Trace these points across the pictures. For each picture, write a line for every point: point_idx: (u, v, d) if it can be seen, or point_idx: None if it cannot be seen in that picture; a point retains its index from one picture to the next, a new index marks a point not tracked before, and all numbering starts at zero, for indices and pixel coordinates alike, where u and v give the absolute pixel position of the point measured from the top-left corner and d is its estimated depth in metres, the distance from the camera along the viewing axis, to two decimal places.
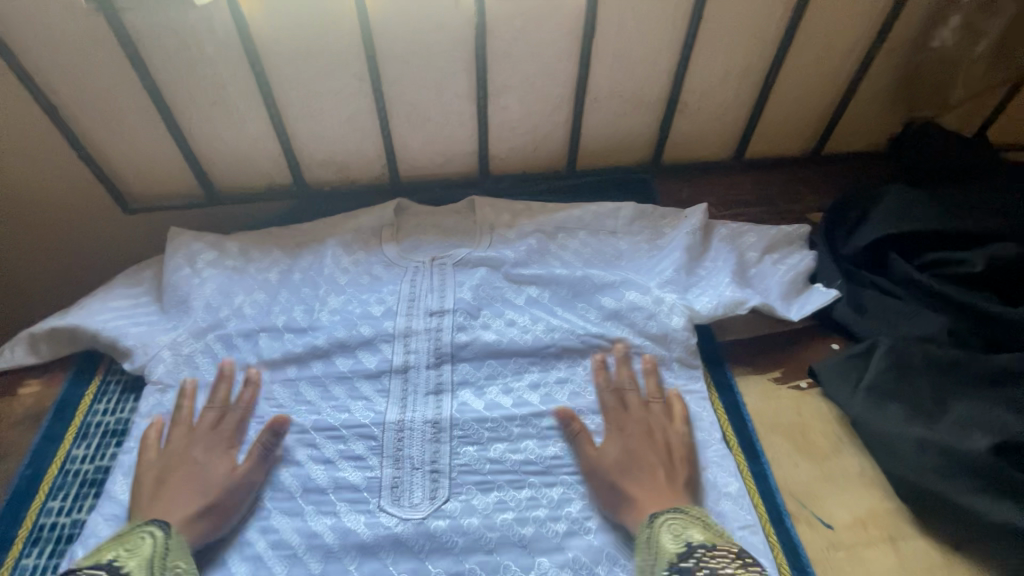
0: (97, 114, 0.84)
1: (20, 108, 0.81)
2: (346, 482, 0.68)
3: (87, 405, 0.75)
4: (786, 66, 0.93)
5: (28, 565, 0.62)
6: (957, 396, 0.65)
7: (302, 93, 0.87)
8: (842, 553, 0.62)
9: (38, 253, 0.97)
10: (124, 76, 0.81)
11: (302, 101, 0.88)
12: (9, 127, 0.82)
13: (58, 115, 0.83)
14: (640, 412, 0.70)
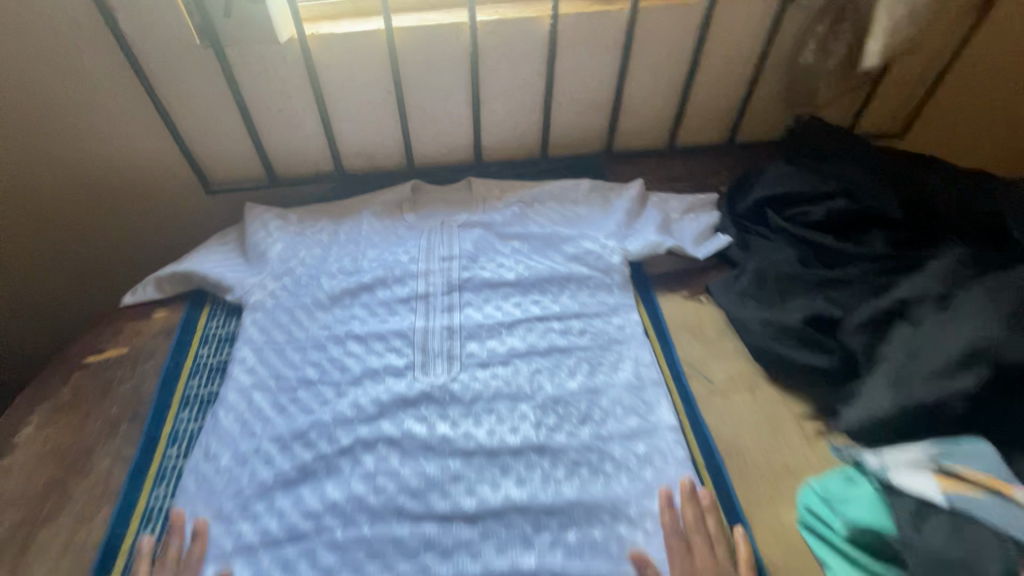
0: (197, 119, 1.16)
1: (145, 114, 1.13)
2: (389, 362, 0.97)
3: (205, 322, 1.05)
4: (698, 78, 1.28)
5: (186, 416, 0.90)
6: (792, 294, 0.97)
7: (345, 102, 1.19)
8: (716, 395, 0.94)
9: (143, 220, 1.29)
10: (220, 92, 1.13)
11: (344, 108, 1.20)
12: (135, 127, 1.14)
13: (170, 120, 1.14)
14: (708, 556, 0.74)
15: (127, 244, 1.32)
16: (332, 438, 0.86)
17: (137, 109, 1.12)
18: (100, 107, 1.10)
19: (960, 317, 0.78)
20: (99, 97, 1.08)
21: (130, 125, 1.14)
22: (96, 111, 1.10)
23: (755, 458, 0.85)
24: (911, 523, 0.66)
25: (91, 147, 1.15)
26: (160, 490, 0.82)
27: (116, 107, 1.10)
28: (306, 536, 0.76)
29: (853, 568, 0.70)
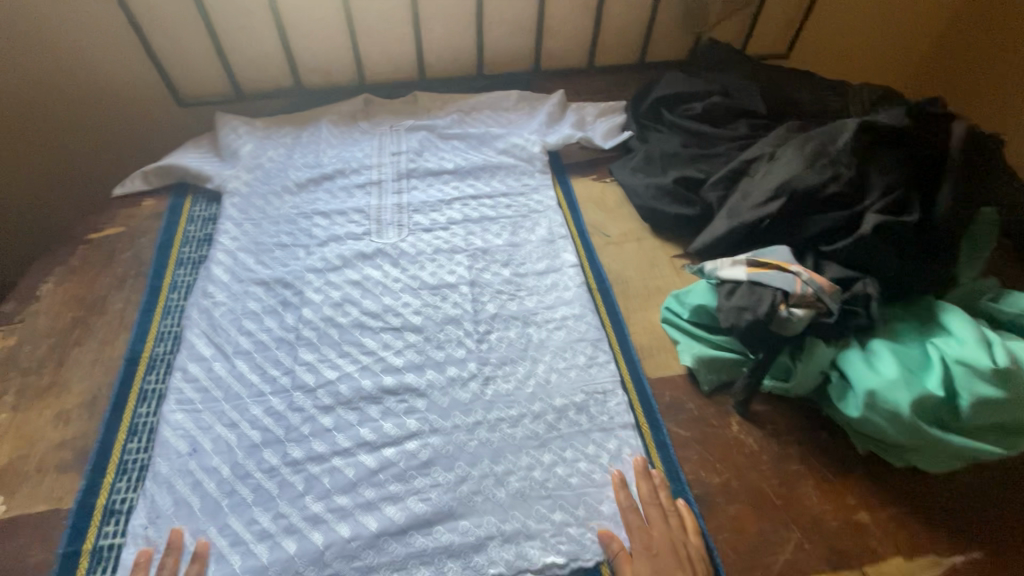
0: (166, 34, 1.31)
1: (118, 28, 1.27)
2: (350, 231, 1.19)
3: (190, 207, 1.24)
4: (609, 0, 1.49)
5: (182, 273, 1.11)
6: (671, 167, 1.23)
7: (299, 20, 1.36)
8: (612, 245, 1.19)
9: (119, 133, 1.43)
10: (186, 8, 1.28)
11: (299, 26, 1.37)
12: (110, 41, 1.29)
13: (142, 34, 1.29)
14: (664, 528, 0.78)
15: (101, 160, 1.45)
16: (306, 281, 1.09)
17: (111, 24, 1.26)
18: (78, 21, 1.24)
19: (777, 165, 1.05)
20: (76, 11, 1.23)
21: (105, 39, 1.28)
22: (74, 24, 1.24)
23: (635, 284, 1.12)
24: (725, 295, 0.94)
25: (70, 60, 1.29)
26: (168, 321, 1.03)
27: (92, 21, 1.25)
28: (290, 343, 1.00)
29: (692, 339, 0.99)
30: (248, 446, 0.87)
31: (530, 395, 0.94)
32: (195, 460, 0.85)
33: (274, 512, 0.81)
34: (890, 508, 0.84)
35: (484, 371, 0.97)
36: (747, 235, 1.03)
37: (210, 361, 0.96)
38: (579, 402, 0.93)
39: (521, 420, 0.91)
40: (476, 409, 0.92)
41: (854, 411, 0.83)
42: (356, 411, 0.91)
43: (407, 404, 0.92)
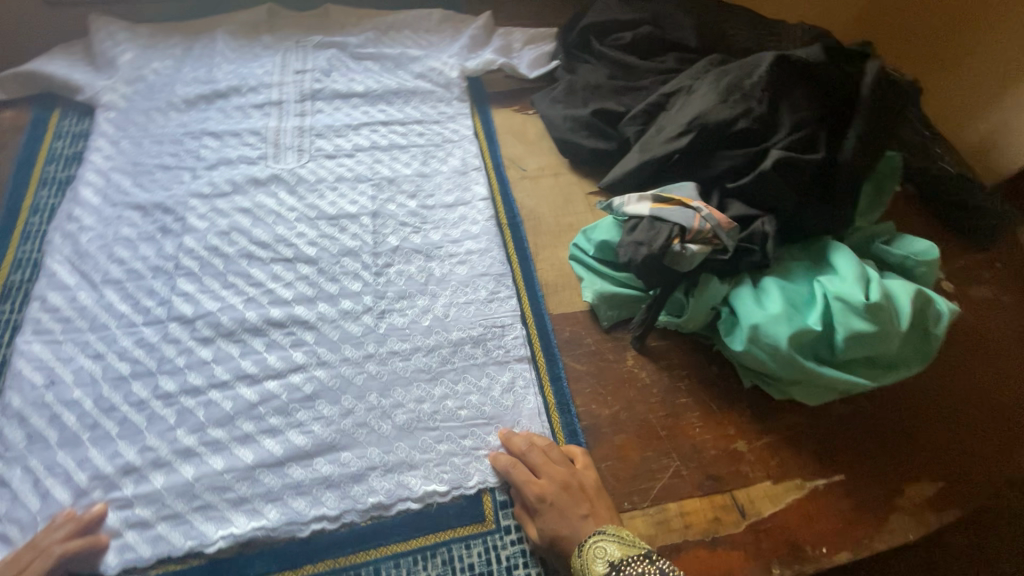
0: None
1: None
2: (243, 155, 1.08)
3: (57, 120, 1.10)
4: None
5: (45, 194, 0.99)
6: (592, 99, 1.17)
7: None
8: (527, 180, 1.15)
9: None
10: None
11: None
12: None
13: None
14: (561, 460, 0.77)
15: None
16: (189, 207, 1.00)
17: None
18: None
19: (694, 98, 1.02)
20: None
21: None
22: None
23: (547, 220, 1.09)
24: (628, 231, 0.92)
25: None
26: (27, 246, 0.93)
27: None
28: (166, 273, 0.92)
29: (595, 276, 0.98)
30: (115, 378, 0.81)
31: (426, 330, 0.91)
32: (52, 394, 0.79)
33: (140, 445, 0.76)
34: (765, 437, 0.87)
35: (380, 305, 0.93)
36: (657, 170, 1.00)
37: (73, 290, 0.88)
38: (474, 336, 0.91)
39: (415, 352, 0.88)
40: (368, 344, 0.88)
41: (738, 345, 0.84)
42: (238, 344, 0.86)
43: (294, 336, 0.88)
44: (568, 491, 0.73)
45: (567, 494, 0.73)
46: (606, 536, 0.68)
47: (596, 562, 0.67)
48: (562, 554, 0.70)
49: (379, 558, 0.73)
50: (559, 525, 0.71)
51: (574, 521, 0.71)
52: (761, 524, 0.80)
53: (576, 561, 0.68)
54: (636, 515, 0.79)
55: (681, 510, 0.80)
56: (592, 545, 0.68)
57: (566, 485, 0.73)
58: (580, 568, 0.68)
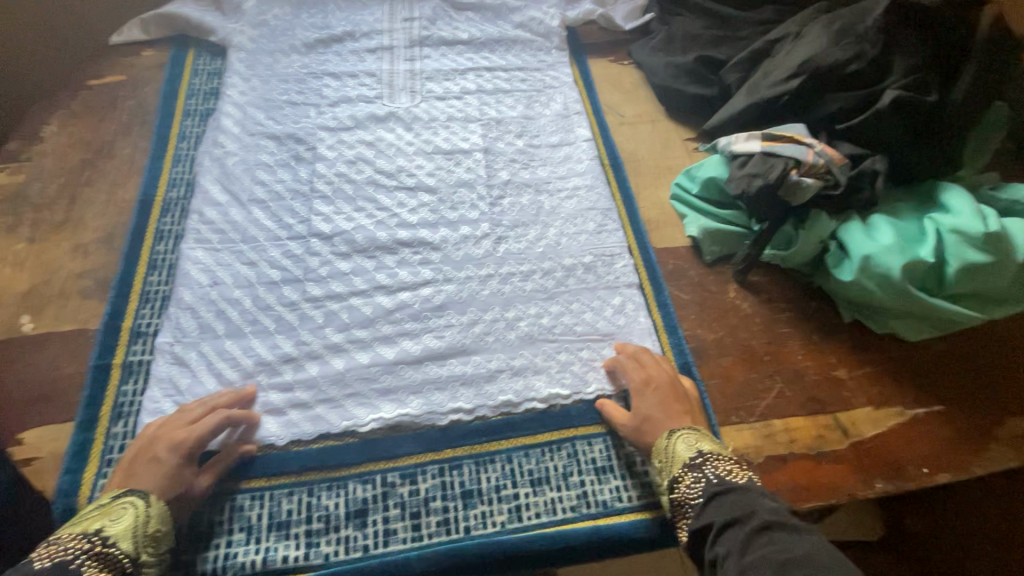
0: None
1: None
2: (362, 94, 1.16)
3: (193, 59, 1.19)
4: None
5: (190, 124, 1.09)
6: (694, 47, 1.20)
7: None
8: (625, 125, 1.19)
9: None
10: None
11: None
12: None
13: None
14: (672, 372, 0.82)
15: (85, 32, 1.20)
16: (318, 138, 1.08)
17: None
18: None
19: (804, 42, 1.03)
20: None
21: None
22: None
23: (647, 162, 1.13)
24: (738, 167, 0.95)
25: None
26: (179, 168, 1.03)
27: None
28: (303, 195, 1.00)
29: (699, 214, 1.02)
30: (267, 282, 0.90)
31: (540, 255, 0.97)
32: (216, 293, 0.88)
33: (295, 339, 0.85)
34: (866, 367, 0.91)
35: (496, 232, 0.99)
36: (764, 112, 1.02)
37: (224, 206, 0.97)
38: (583, 262, 0.97)
39: (532, 273, 0.95)
40: (488, 265, 0.95)
41: (847, 275, 0.88)
42: (372, 259, 0.94)
43: (420, 254, 0.95)
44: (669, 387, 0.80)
45: (669, 390, 0.79)
46: (696, 432, 0.75)
47: (682, 447, 0.73)
48: (645, 436, 0.77)
49: (510, 447, 0.80)
50: (654, 409, 0.78)
51: (669, 413, 0.77)
52: (862, 444, 0.84)
53: (662, 441, 0.75)
54: (743, 427, 0.84)
55: (785, 426, 0.85)
56: (682, 433, 0.75)
57: (672, 382, 0.80)
58: (665, 445, 0.74)
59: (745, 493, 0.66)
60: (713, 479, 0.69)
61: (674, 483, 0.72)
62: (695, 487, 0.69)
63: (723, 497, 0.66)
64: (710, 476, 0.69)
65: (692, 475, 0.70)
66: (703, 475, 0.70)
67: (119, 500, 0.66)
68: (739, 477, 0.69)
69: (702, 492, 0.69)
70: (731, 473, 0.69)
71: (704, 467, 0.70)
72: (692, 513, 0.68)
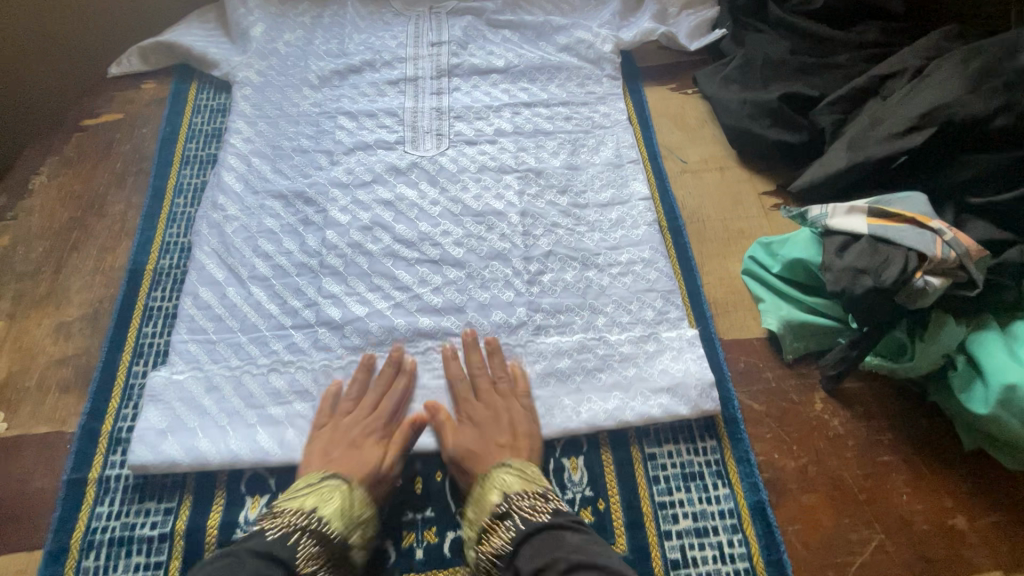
0: None
1: None
2: (382, 139, 1.00)
3: (195, 94, 1.06)
4: None
5: (188, 174, 0.97)
6: (779, 79, 0.98)
7: None
8: (688, 174, 1.00)
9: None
10: None
11: None
12: None
13: None
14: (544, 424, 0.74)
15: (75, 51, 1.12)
16: (330, 198, 0.94)
17: None
18: None
19: (927, 84, 0.81)
20: None
21: None
22: None
23: (714, 224, 0.94)
24: (836, 250, 0.76)
25: None
26: (173, 229, 0.91)
27: None
28: (310, 269, 0.87)
29: (779, 298, 0.83)
30: (261, 412, 0.75)
31: (590, 372, 0.78)
32: (199, 430, 0.73)
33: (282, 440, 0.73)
34: (993, 515, 0.71)
35: (536, 342, 0.81)
36: (870, 176, 0.82)
37: (223, 284, 0.84)
38: (636, 376, 0.78)
39: (585, 401, 0.76)
40: (532, 397, 0.77)
41: (980, 407, 0.68)
42: (393, 360, 0.79)
43: (444, 359, 0.79)
44: (500, 411, 0.74)
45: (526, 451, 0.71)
46: (507, 468, 0.69)
47: (492, 490, 0.67)
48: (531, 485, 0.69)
49: None
50: (477, 444, 0.72)
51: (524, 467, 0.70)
52: None
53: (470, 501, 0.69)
54: None
55: None
56: (493, 474, 0.69)
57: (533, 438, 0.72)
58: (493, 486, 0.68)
59: (550, 532, 0.61)
60: (519, 520, 0.63)
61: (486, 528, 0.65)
62: (506, 527, 0.63)
63: (529, 547, 0.60)
64: (518, 518, 0.64)
65: (502, 523, 0.64)
66: (510, 518, 0.64)
67: (327, 483, 0.68)
68: (543, 517, 0.63)
69: (509, 538, 0.62)
70: (535, 511, 0.64)
71: (510, 508, 0.65)
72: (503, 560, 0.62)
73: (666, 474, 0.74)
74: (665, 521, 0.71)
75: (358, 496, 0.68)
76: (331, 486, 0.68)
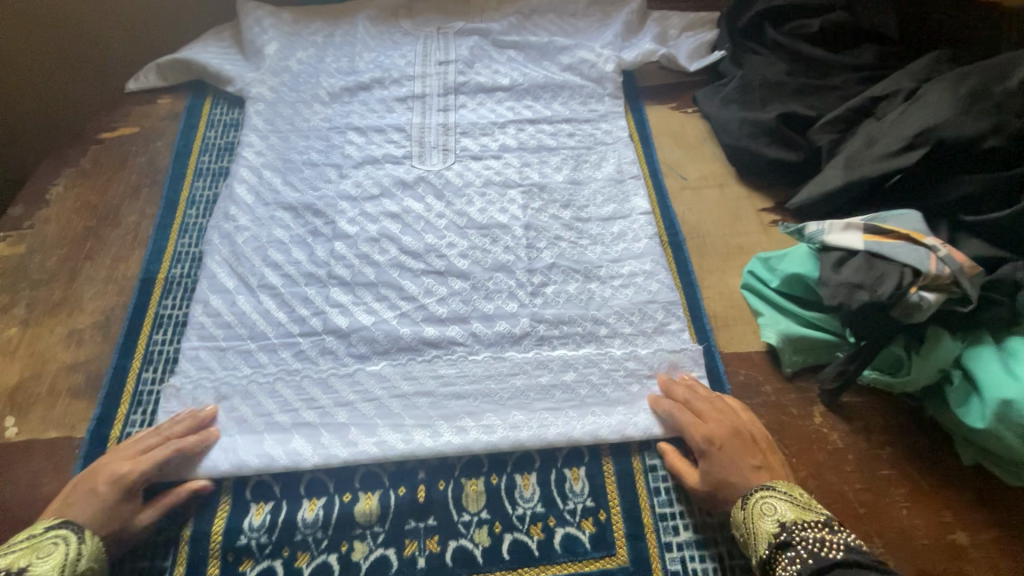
0: None
1: None
2: (390, 154, 1.03)
3: (209, 109, 1.10)
4: None
5: (201, 186, 0.99)
6: (777, 99, 1.01)
7: None
8: (689, 191, 1.02)
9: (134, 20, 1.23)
10: None
11: None
12: None
13: None
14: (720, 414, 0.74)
15: (93, 65, 1.17)
16: (339, 210, 0.96)
17: None
18: None
19: (919, 106, 0.83)
20: None
21: None
22: None
23: (714, 239, 0.96)
24: (833, 266, 0.77)
25: None
26: (185, 240, 0.93)
27: None
28: (317, 278, 0.89)
29: (778, 313, 0.85)
30: (269, 419, 0.77)
31: (592, 384, 0.80)
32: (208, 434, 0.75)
33: (288, 447, 0.74)
34: (993, 530, 0.72)
35: (540, 353, 0.82)
36: (866, 193, 0.84)
37: (231, 293, 0.86)
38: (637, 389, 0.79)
39: (586, 414, 0.78)
40: (536, 408, 0.78)
41: (977, 422, 0.69)
42: (398, 368, 0.81)
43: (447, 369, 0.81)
44: (739, 425, 0.73)
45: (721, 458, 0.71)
46: (775, 493, 0.66)
47: (762, 518, 0.65)
48: (724, 501, 0.70)
49: None
50: (729, 470, 0.70)
51: (737, 471, 0.70)
52: None
53: (734, 524, 0.68)
54: None
55: None
56: (758, 499, 0.66)
57: (737, 433, 0.72)
58: (741, 517, 0.66)
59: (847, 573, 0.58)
60: (808, 556, 0.60)
61: (764, 565, 0.63)
62: (788, 562, 0.61)
63: None
64: (805, 553, 0.61)
65: (785, 556, 0.62)
66: (795, 554, 0.61)
67: (50, 534, 0.62)
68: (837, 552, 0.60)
69: (798, 575, 0.60)
70: (825, 547, 0.60)
71: (792, 541, 0.62)
72: None
73: (666, 485, 0.75)
74: (666, 532, 0.72)
75: (84, 548, 0.62)
76: (56, 539, 0.62)
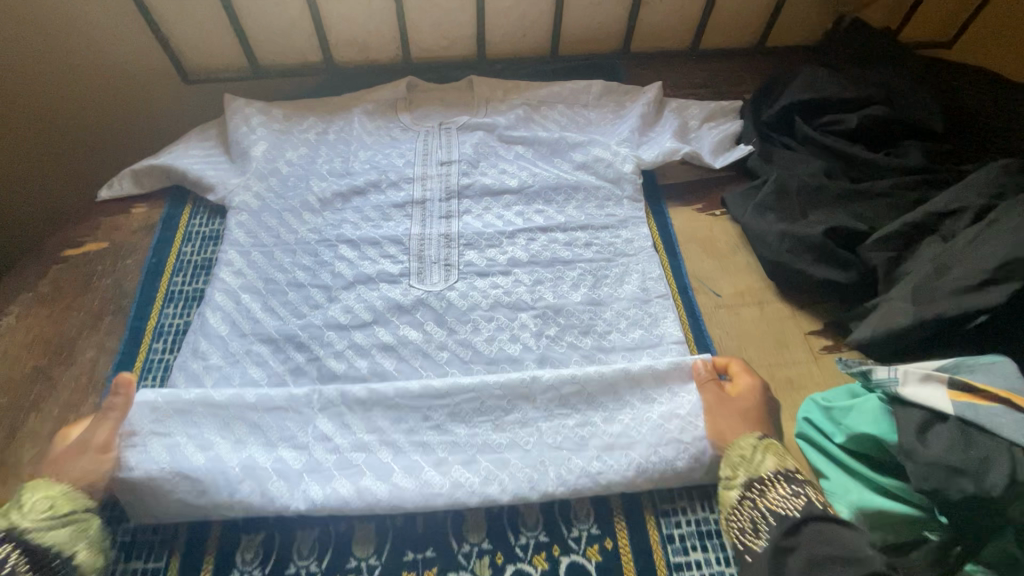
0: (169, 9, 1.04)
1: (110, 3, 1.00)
2: (385, 271, 0.92)
3: (187, 218, 0.99)
4: None
5: (171, 312, 0.88)
6: (818, 206, 0.90)
7: None
8: (723, 309, 0.90)
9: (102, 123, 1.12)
10: None
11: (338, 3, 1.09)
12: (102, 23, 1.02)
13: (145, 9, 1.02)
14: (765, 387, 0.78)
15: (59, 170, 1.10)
16: (325, 342, 0.84)
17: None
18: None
19: (997, 231, 0.72)
20: None
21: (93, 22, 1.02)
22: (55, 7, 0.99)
23: (758, 371, 0.83)
24: (917, 432, 0.64)
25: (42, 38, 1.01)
26: (148, 382, 0.81)
27: None
28: (281, 410, 0.75)
29: (847, 477, 0.70)
30: None
31: None
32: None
33: None
34: None
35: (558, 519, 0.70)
36: (943, 333, 0.71)
37: (179, 439, 0.71)
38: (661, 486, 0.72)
39: None
40: None
41: None
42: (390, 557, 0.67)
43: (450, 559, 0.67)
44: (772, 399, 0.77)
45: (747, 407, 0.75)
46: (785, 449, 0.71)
47: (775, 458, 0.69)
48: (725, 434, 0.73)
49: None
50: (749, 420, 0.74)
51: (753, 421, 0.74)
52: None
53: (729, 449, 0.72)
54: None
55: None
56: (774, 445, 0.71)
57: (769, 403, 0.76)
58: (752, 444, 0.71)
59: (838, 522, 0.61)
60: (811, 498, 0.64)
61: (754, 489, 0.68)
62: (785, 501, 0.65)
63: (812, 527, 0.61)
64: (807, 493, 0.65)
65: (786, 488, 0.66)
66: (799, 490, 0.65)
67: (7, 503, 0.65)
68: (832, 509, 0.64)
69: (795, 506, 0.64)
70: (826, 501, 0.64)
71: (796, 481, 0.66)
72: (775, 525, 0.64)
73: None
74: None
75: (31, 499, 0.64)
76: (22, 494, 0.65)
